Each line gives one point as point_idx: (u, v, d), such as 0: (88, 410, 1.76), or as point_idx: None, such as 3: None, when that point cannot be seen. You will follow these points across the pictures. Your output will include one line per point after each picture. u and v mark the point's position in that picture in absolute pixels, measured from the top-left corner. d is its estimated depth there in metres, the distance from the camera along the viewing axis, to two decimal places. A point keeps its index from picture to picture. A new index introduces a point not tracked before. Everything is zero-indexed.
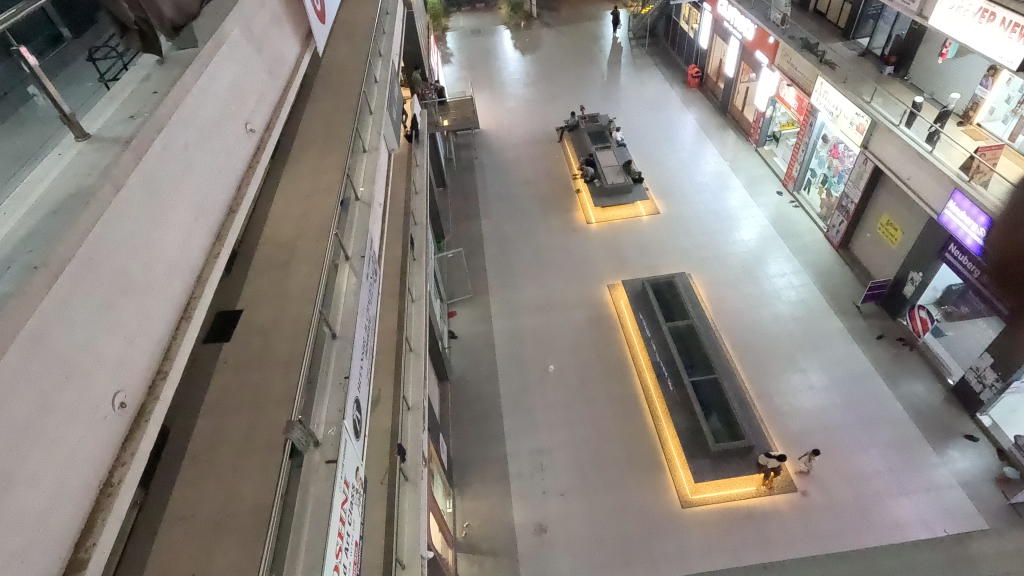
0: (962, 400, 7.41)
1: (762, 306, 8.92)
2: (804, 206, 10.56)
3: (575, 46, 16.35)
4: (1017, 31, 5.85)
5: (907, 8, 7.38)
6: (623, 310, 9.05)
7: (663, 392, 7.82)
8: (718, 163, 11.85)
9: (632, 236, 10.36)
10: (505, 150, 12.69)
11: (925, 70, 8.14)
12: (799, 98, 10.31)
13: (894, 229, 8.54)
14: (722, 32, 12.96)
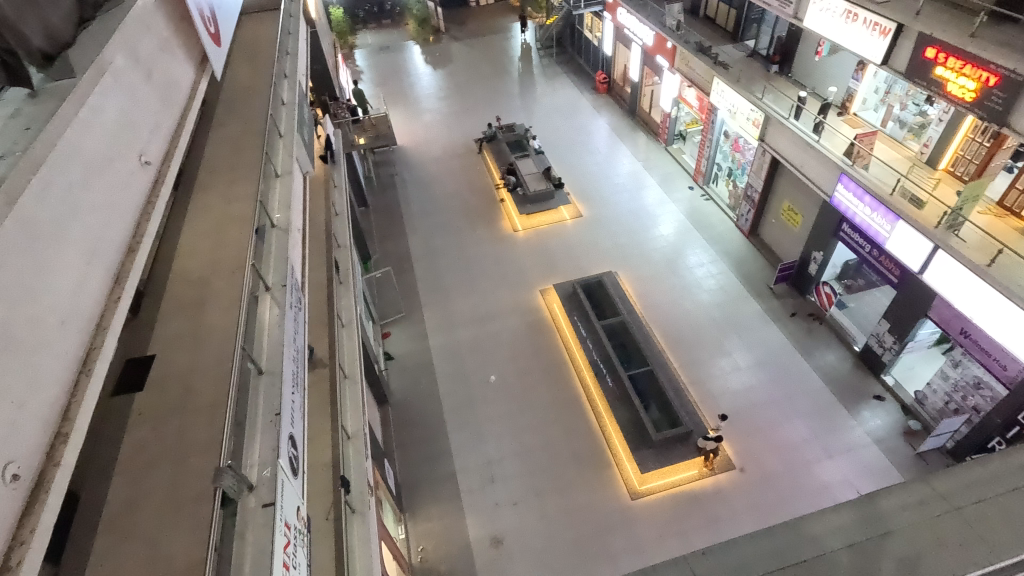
0: (868, 364, 8.11)
1: (686, 296, 9.36)
2: (714, 199, 11.22)
3: (485, 58, 16.54)
4: (877, 29, 6.58)
5: (783, 11, 7.99)
6: (557, 313, 9.19)
7: (604, 389, 8.00)
8: (632, 163, 12.34)
9: (559, 240, 10.56)
10: (425, 165, 12.61)
11: (805, 67, 8.86)
12: (699, 98, 10.98)
13: (795, 214, 9.25)
14: (624, 39, 13.55)
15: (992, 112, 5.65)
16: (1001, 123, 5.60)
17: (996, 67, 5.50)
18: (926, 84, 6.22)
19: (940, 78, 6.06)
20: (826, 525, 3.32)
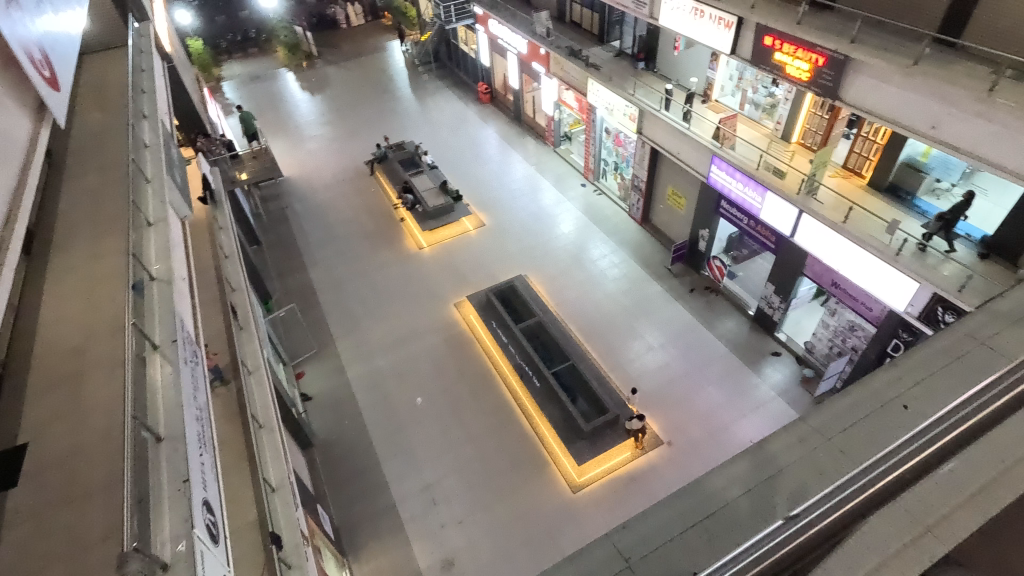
0: (762, 324, 8.86)
1: (595, 289, 9.71)
2: (606, 193, 11.77)
3: (364, 79, 16.26)
4: (722, 22, 7.23)
5: (640, 13, 8.57)
6: (475, 324, 9.18)
7: (531, 390, 8.10)
8: (525, 168, 12.66)
9: (465, 252, 10.57)
10: (316, 193, 12.15)
11: (667, 62, 9.55)
12: (578, 100, 11.47)
13: (679, 197, 9.92)
14: (499, 50, 13.88)
15: (825, 88, 6.41)
16: (834, 97, 6.37)
17: (823, 49, 6.24)
18: (770, 69, 6.92)
19: (780, 63, 6.76)
20: (726, 475, 2.44)
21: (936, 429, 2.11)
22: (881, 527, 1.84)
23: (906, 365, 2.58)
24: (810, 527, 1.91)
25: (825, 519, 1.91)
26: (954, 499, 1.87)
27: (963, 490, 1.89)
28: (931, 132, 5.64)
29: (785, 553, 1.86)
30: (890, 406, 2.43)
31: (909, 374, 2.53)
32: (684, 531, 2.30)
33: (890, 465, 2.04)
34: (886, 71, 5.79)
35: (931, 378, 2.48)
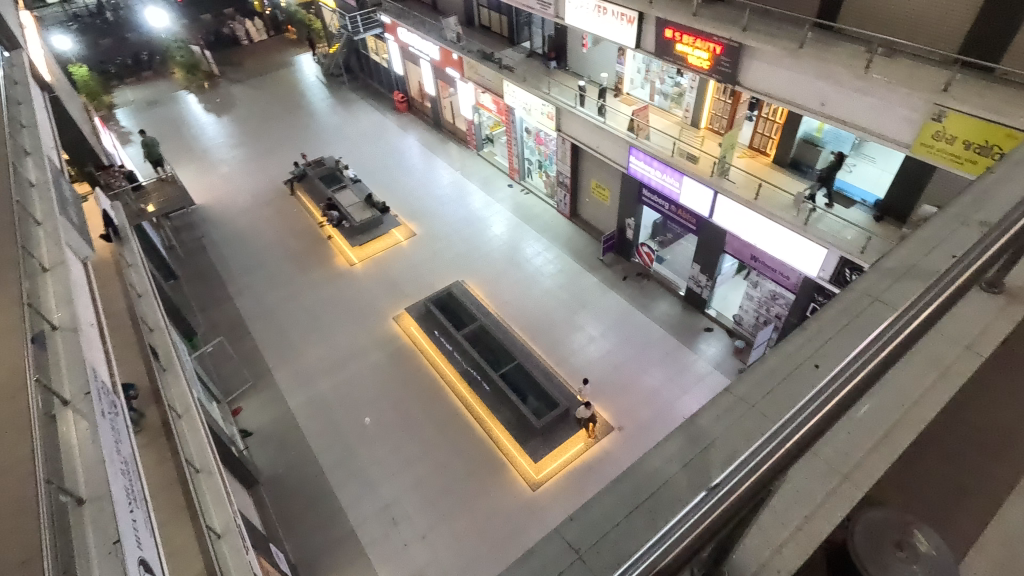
0: (693, 303, 9.27)
1: (532, 287, 9.81)
2: (533, 191, 11.93)
3: (273, 96, 15.63)
4: (625, 18, 7.48)
5: (546, 13, 8.73)
6: (416, 335, 9.02)
7: (480, 395, 8.07)
8: (451, 173, 12.60)
9: (399, 264, 10.38)
10: (234, 219, 11.56)
11: (578, 59, 9.82)
12: (495, 102, 11.52)
13: (603, 189, 10.21)
14: (411, 57, 13.73)
15: (725, 75, 6.79)
16: (734, 83, 6.77)
17: (719, 38, 6.61)
18: (673, 59, 7.25)
19: (682, 53, 7.09)
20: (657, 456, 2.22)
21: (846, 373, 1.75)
22: (808, 479, 1.89)
23: (814, 327, 2.44)
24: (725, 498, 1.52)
25: (739, 487, 1.53)
26: (861, 451, 1.94)
27: (863, 445, 1.95)
28: (821, 109, 6.11)
29: (692, 535, 1.48)
30: (802, 367, 2.32)
31: (818, 335, 2.42)
32: (630, 514, 2.08)
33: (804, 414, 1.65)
34: (776, 55, 6.20)
35: (838, 336, 2.37)
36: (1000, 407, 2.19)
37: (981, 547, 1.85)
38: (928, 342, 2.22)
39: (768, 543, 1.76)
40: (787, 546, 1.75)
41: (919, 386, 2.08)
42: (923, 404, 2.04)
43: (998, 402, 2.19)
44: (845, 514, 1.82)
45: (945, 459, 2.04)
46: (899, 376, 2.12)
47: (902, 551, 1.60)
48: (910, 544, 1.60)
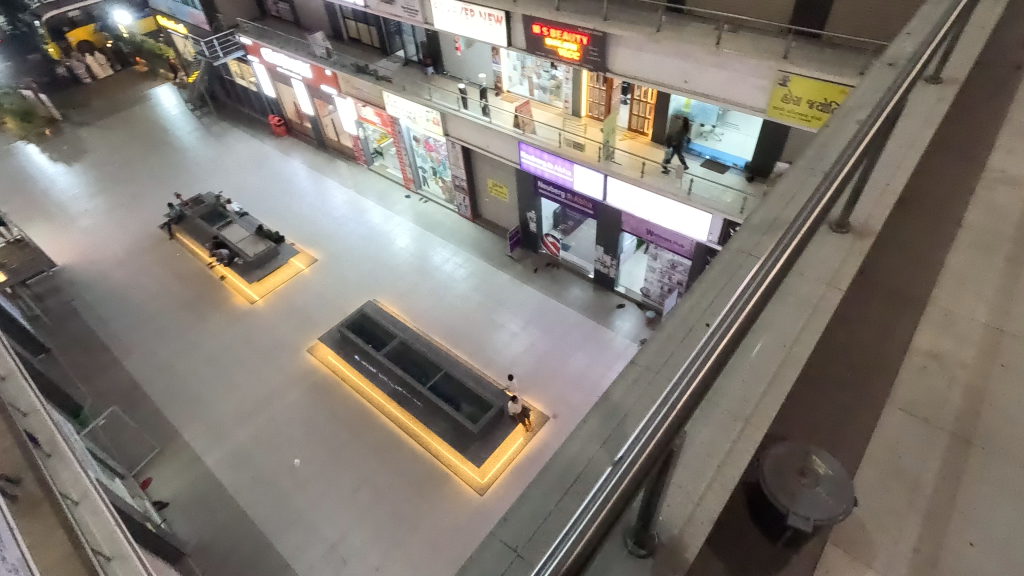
0: (603, 284, 9.64)
1: (447, 294, 9.72)
2: (431, 199, 11.83)
3: (131, 135, 14.29)
4: (492, 18, 7.58)
5: (415, 20, 8.65)
6: (335, 364, 8.63)
7: (412, 411, 7.90)
8: (344, 192, 12.18)
9: (304, 294, 9.89)
10: (108, 275, 10.45)
11: (454, 61, 9.91)
12: (378, 114, 11.25)
13: (500, 187, 10.35)
14: (281, 78, 13.08)
15: (595, 63, 7.10)
16: (605, 70, 7.09)
17: (584, 29, 6.87)
18: (546, 54, 7.47)
19: (552, 47, 7.33)
20: (577, 440, 2.24)
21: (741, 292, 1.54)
22: (716, 430, 1.95)
23: (699, 292, 2.57)
24: (632, 467, 1.27)
25: (645, 451, 1.28)
26: (755, 395, 2.03)
27: (757, 389, 2.05)
28: (685, 85, 6.56)
29: (600, 520, 1.22)
30: (696, 328, 2.42)
31: (704, 299, 2.55)
32: (560, 502, 2.09)
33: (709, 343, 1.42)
34: (637, 40, 6.58)
35: (722, 294, 2.52)
36: (868, 329, 2.43)
37: (866, 460, 2.05)
38: (792, 283, 2.38)
39: (688, 497, 1.81)
40: (707, 496, 1.81)
41: (795, 325, 2.23)
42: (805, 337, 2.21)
43: (866, 327, 2.43)
44: (749, 457, 1.90)
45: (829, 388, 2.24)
46: (774, 319, 2.27)
47: (806, 476, 1.73)
48: (809, 469, 1.74)
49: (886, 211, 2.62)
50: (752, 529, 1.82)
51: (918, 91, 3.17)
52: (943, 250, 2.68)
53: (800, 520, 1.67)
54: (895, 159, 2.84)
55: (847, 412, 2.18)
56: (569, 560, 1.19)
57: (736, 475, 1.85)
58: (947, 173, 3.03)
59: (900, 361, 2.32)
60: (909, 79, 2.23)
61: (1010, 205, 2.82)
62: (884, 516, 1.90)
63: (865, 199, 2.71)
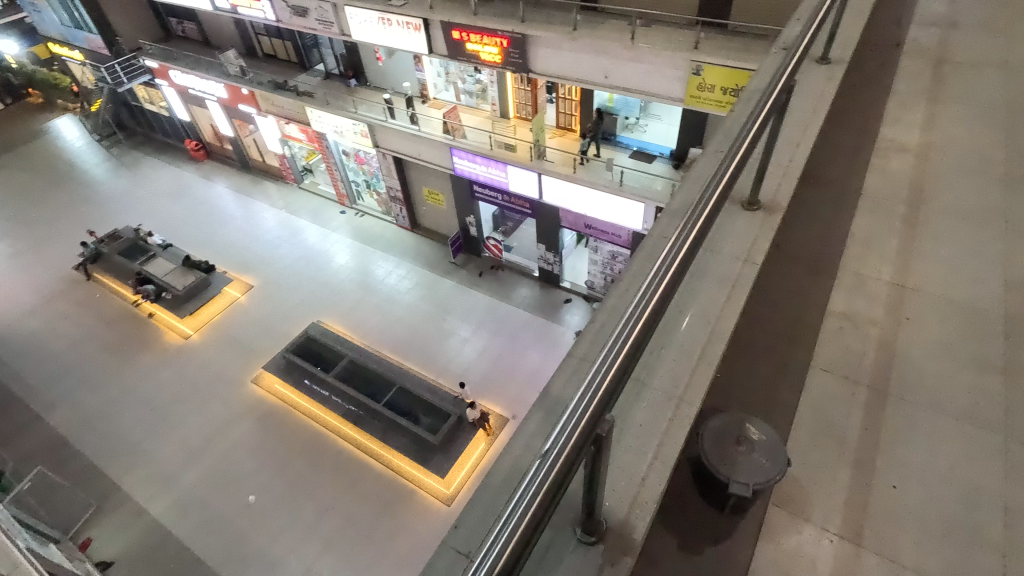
0: (548, 281, 9.77)
1: (394, 307, 9.55)
2: (367, 212, 11.61)
3: (31, 173, 13.22)
4: (410, 26, 7.50)
5: (331, 32, 8.45)
6: (283, 392, 8.29)
7: (369, 429, 7.74)
8: (275, 213, 11.75)
9: (243, 323, 9.46)
10: (19, 325, 9.63)
11: (376, 72, 9.85)
12: (303, 131, 10.94)
13: (437, 195, 10.30)
14: (194, 100, 12.48)
15: (517, 64, 7.12)
16: (527, 71, 7.15)
17: (503, 33, 6.89)
18: (468, 59, 7.45)
19: (474, 51, 7.30)
20: None
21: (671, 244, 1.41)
22: (652, 410, 1.92)
23: None
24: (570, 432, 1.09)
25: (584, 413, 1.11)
26: (688, 372, 2.02)
27: (688, 366, 2.04)
28: (606, 81, 6.71)
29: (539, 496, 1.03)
30: None
31: None
32: None
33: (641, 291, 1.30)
34: (556, 39, 6.66)
35: None
36: (790, 297, 2.55)
37: (799, 420, 2.12)
38: (709, 261, 2.42)
39: (630, 478, 1.75)
40: (649, 475, 1.75)
41: (720, 296, 2.27)
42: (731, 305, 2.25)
43: (785, 295, 2.55)
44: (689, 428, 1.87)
45: (757, 357, 2.33)
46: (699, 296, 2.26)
47: (742, 445, 1.79)
48: (745, 437, 1.80)
49: (791, 186, 2.72)
50: (698, 501, 1.86)
51: (813, 70, 3.37)
52: (848, 216, 2.86)
53: (740, 487, 1.72)
54: (798, 135, 3.01)
55: (776, 378, 2.26)
56: (505, 549, 0.97)
57: (677, 451, 1.81)
58: (844, 145, 3.25)
59: (819, 324, 2.44)
60: (810, 33, 2.26)
61: (901, 170, 3.05)
62: (817, 471, 1.98)
63: (769, 176, 2.79)
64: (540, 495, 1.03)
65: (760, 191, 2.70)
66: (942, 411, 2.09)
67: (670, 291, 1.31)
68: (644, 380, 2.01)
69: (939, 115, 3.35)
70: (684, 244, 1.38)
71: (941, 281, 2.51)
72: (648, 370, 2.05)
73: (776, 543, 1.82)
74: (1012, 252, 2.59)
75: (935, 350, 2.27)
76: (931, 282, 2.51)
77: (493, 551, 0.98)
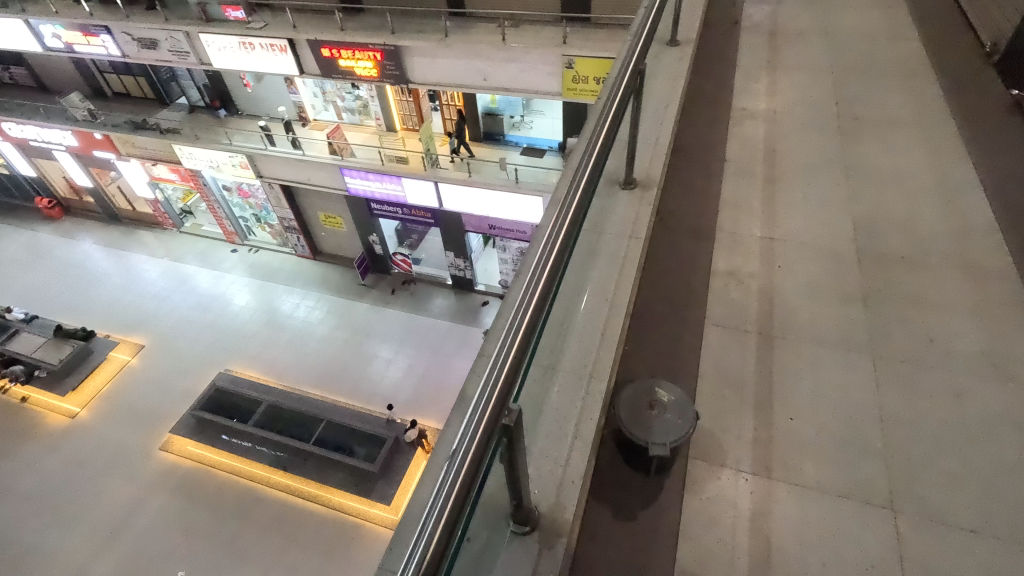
0: (463, 286, 9.77)
1: (307, 340, 9.10)
2: (262, 247, 10.99)
3: None
4: (275, 47, 7.18)
5: (189, 62, 7.91)
6: (200, 452, 7.64)
7: (301, 472, 7.32)
8: (157, 263, 10.77)
9: (138, 386, 8.58)
10: None
11: (247, 99, 9.41)
12: (175, 170, 10.16)
13: (334, 218, 9.98)
14: (38, 152, 11.16)
15: (394, 76, 7.02)
16: (406, 82, 7.05)
17: (374, 46, 6.75)
18: (342, 75, 7.26)
19: (348, 68, 7.14)
20: None
21: (554, 221, 1.42)
22: (565, 394, 1.98)
23: None
24: (486, 407, 1.03)
25: (498, 388, 1.06)
26: (593, 352, 2.10)
27: (593, 346, 2.12)
28: (485, 83, 6.81)
29: (462, 480, 0.95)
30: None
31: None
32: None
33: (536, 265, 1.30)
34: (430, 48, 6.64)
35: None
36: (679, 264, 2.71)
37: (703, 375, 2.27)
38: (599, 242, 2.52)
39: (555, 461, 1.79)
40: (572, 456, 1.80)
41: (613, 277, 2.38)
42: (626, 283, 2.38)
43: (674, 262, 2.72)
44: (602, 405, 1.94)
45: (659, 325, 2.45)
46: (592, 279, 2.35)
47: (654, 408, 1.88)
48: (656, 401, 1.90)
49: (662, 161, 2.90)
50: (624, 470, 1.96)
51: (664, 53, 3.63)
52: (716, 182, 3.11)
53: (660, 448, 1.81)
54: (661, 114, 3.22)
55: (677, 339, 2.39)
56: (432, 541, 0.89)
57: (594, 426, 1.89)
58: (704, 118, 3.52)
59: (707, 284, 2.62)
60: (652, 13, 2.42)
61: (755, 135, 3.36)
62: (725, 418, 2.12)
63: (640, 155, 2.95)
64: (458, 485, 0.94)
65: (635, 169, 2.86)
66: (821, 343, 2.32)
67: (559, 263, 1.31)
68: (553, 367, 2.06)
69: (778, 82, 3.74)
70: (566, 217, 1.40)
71: (802, 230, 2.80)
72: (555, 357, 2.10)
73: (700, 493, 1.93)
74: (854, 194, 2.94)
75: (805, 291, 2.53)
76: (794, 231, 2.79)
77: (420, 543, 0.89)
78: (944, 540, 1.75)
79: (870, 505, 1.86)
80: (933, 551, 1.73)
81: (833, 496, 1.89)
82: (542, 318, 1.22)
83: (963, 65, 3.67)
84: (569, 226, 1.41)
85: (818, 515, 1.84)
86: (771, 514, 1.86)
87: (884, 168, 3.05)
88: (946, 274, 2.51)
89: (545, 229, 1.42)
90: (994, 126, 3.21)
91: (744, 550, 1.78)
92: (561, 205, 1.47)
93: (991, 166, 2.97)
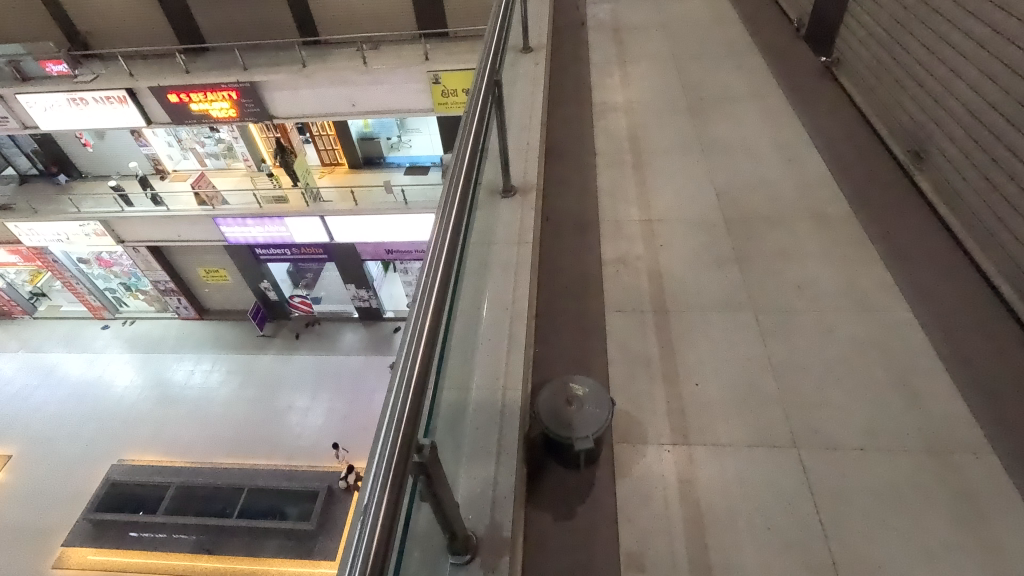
0: (371, 316, 9.48)
1: (210, 408, 8.32)
2: (137, 317, 9.96)
3: None
4: (113, 100, 6.51)
5: (11, 127, 6.99)
6: (104, 559, 6.66)
7: (230, 551, 6.69)
8: (13, 359, 9.39)
9: (13, 502, 7.39)
10: None
11: (90, 160, 8.54)
12: (14, 250, 8.95)
13: (216, 271, 9.27)
14: None
15: (255, 114, 6.64)
16: (269, 118, 6.71)
17: (227, 85, 6.34)
18: (197, 120, 6.74)
19: (202, 111, 6.62)
20: None
21: (435, 235, 1.42)
22: (481, 412, 1.97)
23: None
24: (401, 424, 1.03)
25: (407, 402, 1.06)
26: (502, 363, 2.12)
27: (501, 358, 2.14)
28: (355, 108, 6.64)
29: (387, 499, 0.93)
30: None
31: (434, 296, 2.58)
32: None
33: (429, 279, 1.30)
34: (289, 80, 6.36)
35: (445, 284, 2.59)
36: (572, 259, 2.80)
37: (613, 360, 2.36)
38: (489, 252, 2.55)
39: (483, 482, 1.77)
40: (500, 472, 1.79)
41: (509, 287, 2.41)
42: (522, 289, 2.41)
43: (566, 258, 2.80)
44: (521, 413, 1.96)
45: (564, 321, 2.52)
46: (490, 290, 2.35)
47: (572, 404, 1.90)
48: (572, 396, 1.93)
49: (536, 165, 2.99)
50: (554, 470, 1.99)
51: (520, 61, 3.77)
52: (592, 176, 3.26)
53: (584, 441, 1.83)
54: (527, 119, 3.33)
55: (584, 332, 2.47)
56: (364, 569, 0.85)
57: (516, 436, 1.91)
58: (570, 116, 3.68)
59: (600, 273, 2.73)
60: (500, 21, 2.49)
61: (619, 126, 3.56)
62: (639, 398, 2.22)
63: (515, 162, 3.04)
64: (377, 534, 0.89)
65: (513, 176, 2.93)
66: (712, 310, 2.50)
67: (446, 279, 1.32)
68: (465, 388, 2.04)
69: (630, 73, 4.00)
70: (447, 233, 1.40)
71: (674, 207, 3.01)
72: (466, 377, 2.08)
73: (630, 474, 2.00)
74: (712, 167, 3.21)
75: (688, 263, 2.72)
76: (669, 210, 2.99)
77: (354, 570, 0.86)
78: (843, 464, 1.95)
79: (777, 447, 2.02)
80: (834, 478, 1.92)
81: (745, 446, 2.03)
82: (440, 329, 1.23)
83: (780, 41, 4.14)
84: (455, 233, 1.43)
85: (737, 468, 1.98)
86: (696, 479, 1.96)
87: (733, 140, 3.35)
88: (800, 226, 2.81)
89: (430, 241, 1.43)
90: (813, 91, 3.66)
91: (679, 519, 1.86)
92: (439, 220, 1.47)
93: (818, 126, 3.37)
